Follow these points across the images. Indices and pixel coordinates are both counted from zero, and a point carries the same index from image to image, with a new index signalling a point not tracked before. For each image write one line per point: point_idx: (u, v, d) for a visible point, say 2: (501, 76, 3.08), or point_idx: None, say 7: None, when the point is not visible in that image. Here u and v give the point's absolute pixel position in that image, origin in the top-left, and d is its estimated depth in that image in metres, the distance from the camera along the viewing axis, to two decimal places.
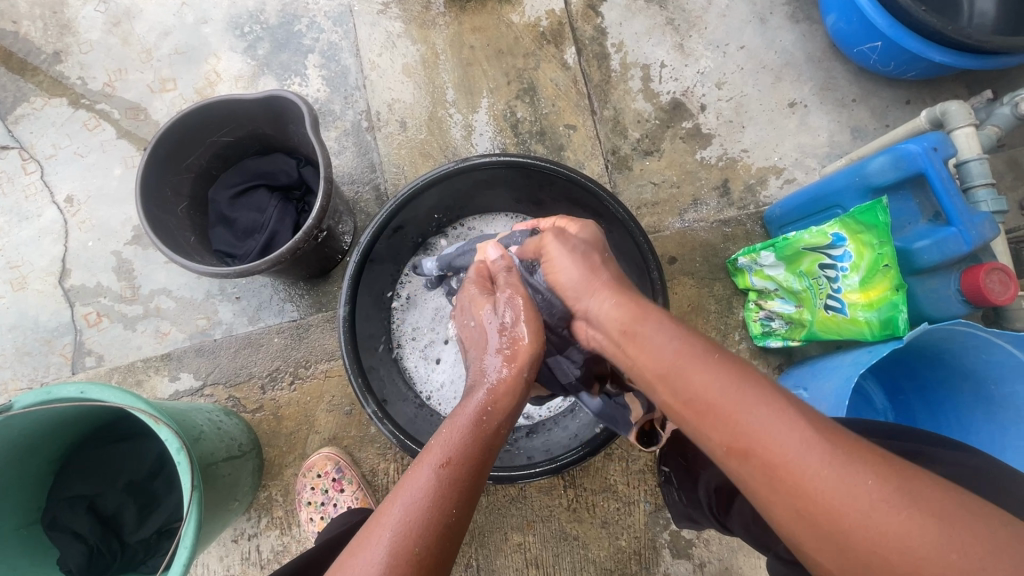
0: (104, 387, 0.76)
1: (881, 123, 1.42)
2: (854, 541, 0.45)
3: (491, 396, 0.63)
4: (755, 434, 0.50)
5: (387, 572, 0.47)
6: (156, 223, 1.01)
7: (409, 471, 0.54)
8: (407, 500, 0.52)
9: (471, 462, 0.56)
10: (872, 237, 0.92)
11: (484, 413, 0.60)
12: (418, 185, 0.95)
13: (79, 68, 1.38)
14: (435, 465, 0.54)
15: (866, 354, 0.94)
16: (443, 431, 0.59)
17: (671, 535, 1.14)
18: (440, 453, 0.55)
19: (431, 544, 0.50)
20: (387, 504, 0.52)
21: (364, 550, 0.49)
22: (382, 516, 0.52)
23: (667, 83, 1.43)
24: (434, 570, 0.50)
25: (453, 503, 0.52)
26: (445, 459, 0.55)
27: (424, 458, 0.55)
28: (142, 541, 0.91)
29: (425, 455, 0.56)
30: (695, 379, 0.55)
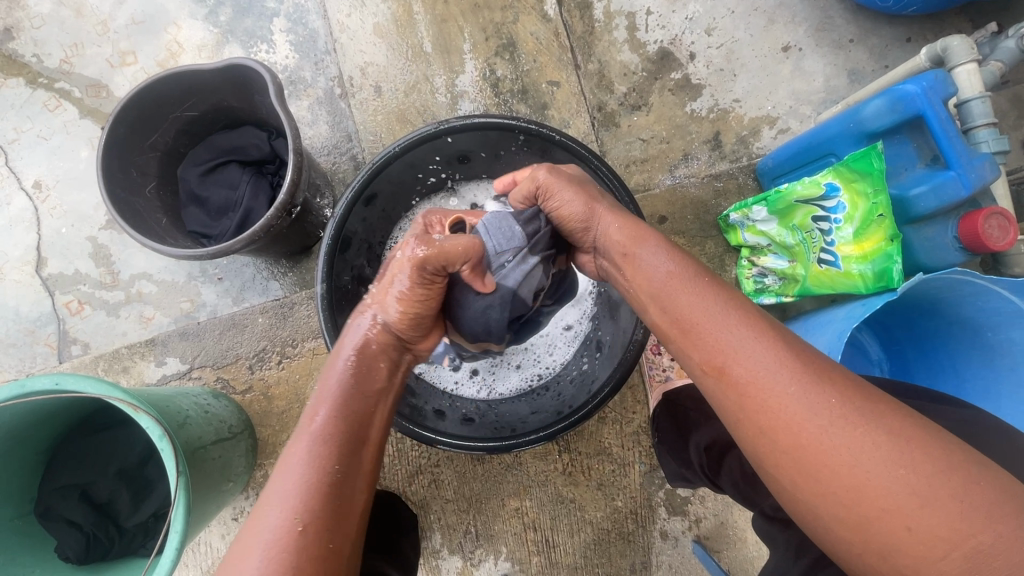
0: (79, 378, 0.75)
1: (880, 65, 1.35)
2: (817, 466, 0.49)
3: (368, 359, 0.66)
4: (728, 351, 0.55)
5: (274, 546, 0.50)
6: (121, 205, 0.97)
7: (290, 441, 0.58)
8: (289, 476, 0.54)
9: (344, 423, 0.60)
10: (866, 186, 0.89)
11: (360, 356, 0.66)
12: (391, 152, 0.91)
13: (32, 45, 1.31)
14: (310, 430, 0.58)
15: (860, 308, 0.91)
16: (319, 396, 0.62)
17: (667, 494, 1.15)
18: (319, 417, 0.59)
19: (315, 510, 0.53)
20: (271, 481, 0.55)
21: (253, 526, 0.52)
22: (264, 497, 0.54)
23: (653, 31, 1.35)
24: (326, 524, 0.53)
25: (333, 472, 0.56)
26: (323, 433, 0.58)
27: (302, 427, 0.58)
28: (139, 525, 0.92)
29: (302, 424, 0.59)
30: (683, 298, 0.61)
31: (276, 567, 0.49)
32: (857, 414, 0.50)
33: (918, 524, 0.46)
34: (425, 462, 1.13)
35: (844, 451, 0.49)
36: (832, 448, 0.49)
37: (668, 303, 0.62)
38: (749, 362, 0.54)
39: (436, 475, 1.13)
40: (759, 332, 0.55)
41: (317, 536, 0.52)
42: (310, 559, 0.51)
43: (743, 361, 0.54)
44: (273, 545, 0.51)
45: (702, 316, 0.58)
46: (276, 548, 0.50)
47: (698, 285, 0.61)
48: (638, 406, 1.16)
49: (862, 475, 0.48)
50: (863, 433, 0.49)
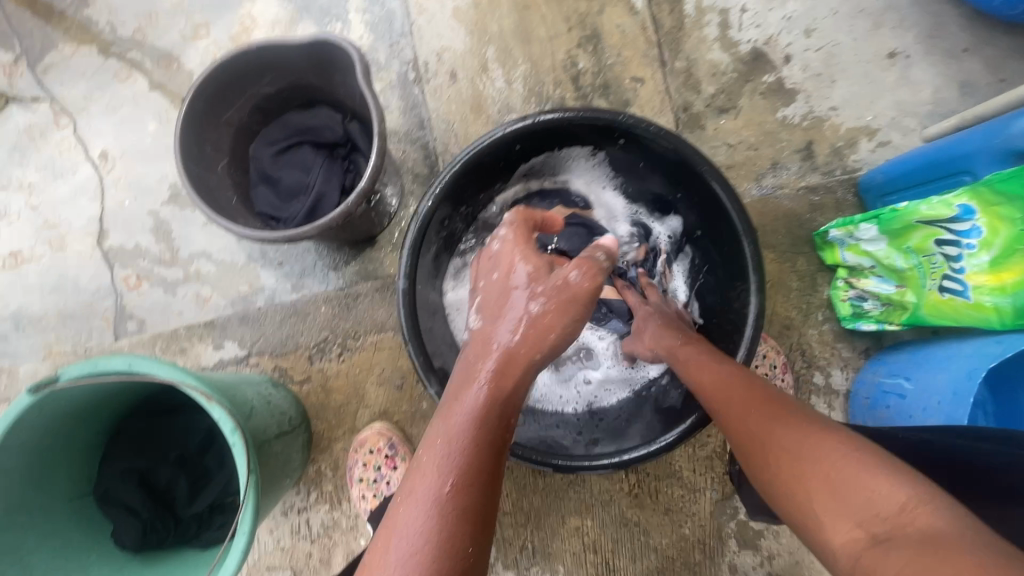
0: (153, 362, 0.71)
1: (996, 77, 1.24)
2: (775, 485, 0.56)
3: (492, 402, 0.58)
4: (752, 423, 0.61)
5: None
6: (196, 182, 0.93)
7: (405, 501, 0.52)
8: (414, 542, 0.48)
9: (473, 486, 0.52)
10: (1012, 211, 0.80)
11: (482, 409, 0.57)
12: (485, 143, 0.85)
13: (107, 13, 1.28)
14: (435, 493, 0.51)
15: (993, 345, 0.83)
16: (435, 452, 0.54)
17: (738, 525, 1.07)
18: (440, 476, 0.52)
19: None
20: (387, 548, 0.49)
21: None
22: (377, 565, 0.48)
23: (747, 30, 1.27)
24: None
25: (466, 548, 0.49)
26: (452, 498, 0.51)
27: (420, 484, 0.52)
28: (196, 516, 0.88)
29: (420, 477, 0.53)
30: (708, 376, 0.69)
31: None
32: (825, 443, 0.54)
33: (882, 535, 0.45)
34: None
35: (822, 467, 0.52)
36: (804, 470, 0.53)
37: (690, 376, 0.72)
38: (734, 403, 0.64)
39: None
40: (756, 393, 0.64)
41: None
42: None
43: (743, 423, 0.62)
44: None
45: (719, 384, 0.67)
46: None
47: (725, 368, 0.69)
48: (713, 429, 1.08)
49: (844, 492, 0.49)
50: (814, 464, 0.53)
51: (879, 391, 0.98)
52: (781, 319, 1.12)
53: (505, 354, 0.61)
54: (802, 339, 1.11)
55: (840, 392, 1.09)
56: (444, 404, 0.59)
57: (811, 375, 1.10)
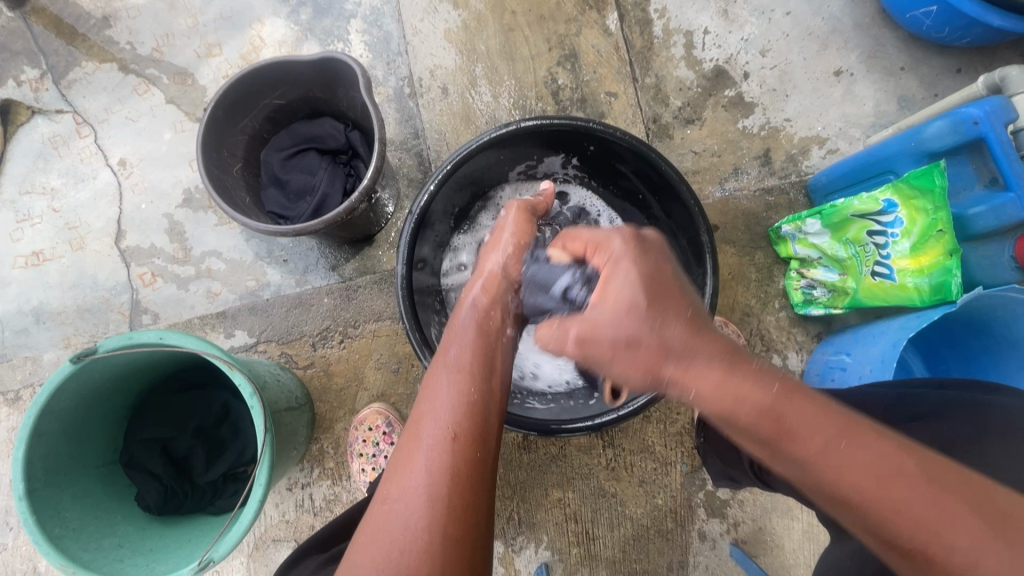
0: (182, 335, 0.81)
1: (930, 92, 1.39)
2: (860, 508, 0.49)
3: (484, 301, 0.71)
4: (770, 425, 0.51)
5: (429, 458, 0.56)
6: (215, 182, 1.04)
7: (428, 374, 0.64)
8: (438, 396, 0.60)
9: (476, 356, 0.64)
10: (926, 203, 0.93)
11: (476, 307, 0.70)
12: (473, 146, 0.96)
13: (127, 33, 1.40)
14: (444, 362, 0.63)
15: (914, 319, 0.94)
16: (448, 341, 0.67)
17: (707, 495, 1.17)
18: (451, 352, 0.65)
19: (465, 425, 0.58)
20: (418, 406, 0.61)
21: (411, 439, 0.58)
22: (413, 417, 0.60)
23: (710, 50, 1.41)
24: (472, 442, 0.58)
25: (473, 394, 0.61)
26: (461, 363, 0.63)
27: (436, 360, 0.64)
28: (210, 483, 0.96)
29: (437, 358, 0.65)
30: (714, 370, 0.53)
31: (439, 474, 0.55)
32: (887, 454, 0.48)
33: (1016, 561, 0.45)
34: None
35: (880, 493, 0.48)
36: (865, 492, 0.48)
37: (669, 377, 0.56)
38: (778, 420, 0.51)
39: None
40: (785, 389, 0.51)
41: (464, 447, 0.57)
42: (462, 470, 0.56)
43: (770, 414, 0.51)
44: (434, 456, 0.56)
45: (732, 371, 0.53)
46: (437, 455, 0.56)
47: (706, 340, 0.55)
48: (682, 407, 1.19)
49: (905, 524, 0.47)
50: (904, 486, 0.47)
51: (826, 367, 1.11)
52: (741, 306, 1.24)
53: (488, 273, 0.74)
54: (761, 325, 1.23)
55: (796, 372, 1.21)
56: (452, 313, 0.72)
57: (769, 358, 1.22)
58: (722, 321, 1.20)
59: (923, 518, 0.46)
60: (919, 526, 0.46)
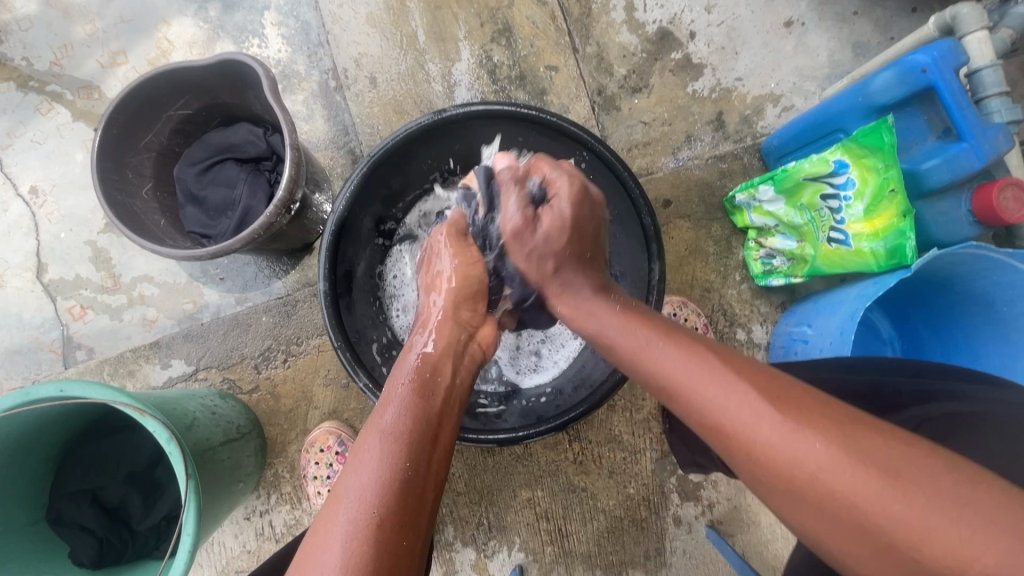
0: (83, 384, 0.74)
1: (885, 37, 1.32)
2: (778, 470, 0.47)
3: (433, 355, 0.68)
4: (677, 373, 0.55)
5: (352, 530, 0.51)
6: (118, 208, 0.96)
7: (358, 440, 0.58)
8: (363, 469, 0.55)
9: (414, 416, 0.60)
10: (876, 162, 0.87)
11: (417, 373, 0.65)
12: (390, 144, 0.89)
13: (21, 48, 1.28)
14: (378, 427, 0.59)
15: (872, 287, 0.89)
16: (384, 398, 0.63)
17: (679, 480, 1.14)
18: (384, 414, 0.60)
19: (393, 505, 0.53)
20: (342, 476, 0.56)
21: (331, 518, 0.53)
22: (333, 509, 0.53)
23: (652, 11, 1.32)
24: (401, 523, 0.53)
25: (405, 461, 0.56)
26: (393, 427, 0.59)
27: (371, 425, 0.59)
28: (152, 528, 0.92)
29: (371, 419, 0.60)
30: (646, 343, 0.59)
31: (358, 558, 0.50)
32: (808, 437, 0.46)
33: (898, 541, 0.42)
34: None
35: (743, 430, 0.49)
36: (787, 473, 0.46)
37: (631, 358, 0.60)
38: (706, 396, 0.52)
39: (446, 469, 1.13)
40: (700, 363, 0.54)
41: (392, 529, 0.52)
42: (386, 552, 0.51)
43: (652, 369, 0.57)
44: (352, 536, 0.51)
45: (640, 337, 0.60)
46: (356, 536, 0.51)
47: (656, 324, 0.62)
48: (647, 393, 1.15)
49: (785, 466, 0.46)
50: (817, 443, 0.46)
51: (789, 340, 1.07)
52: (701, 282, 1.19)
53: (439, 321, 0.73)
54: (723, 300, 1.18)
55: (761, 345, 1.17)
56: (396, 365, 0.69)
57: (734, 333, 1.17)
58: (680, 301, 1.15)
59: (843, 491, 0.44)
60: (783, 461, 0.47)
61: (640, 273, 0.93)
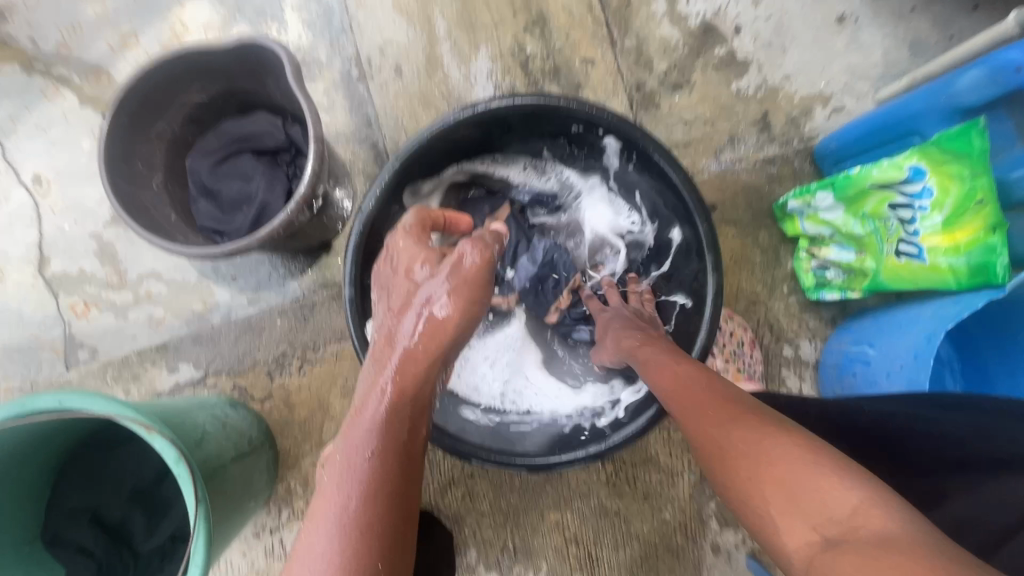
0: (83, 396, 0.67)
1: (945, 35, 1.23)
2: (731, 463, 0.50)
3: (388, 412, 0.59)
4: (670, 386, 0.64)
5: None
6: (127, 201, 0.89)
7: (321, 493, 0.54)
8: None
9: (372, 504, 0.53)
10: (961, 168, 0.79)
11: (371, 437, 0.57)
12: (425, 137, 0.81)
13: (27, 28, 1.21)
14: (328, 525, 0.51)
15: (952, 305, 0.82)
16: (333, 477, 0.55)
17: (719, 506, 1.07)
18: (334, 504, 0.53)
19: None
20: None
21: None
22: (291, 575, 0.50)
23: (696, 3, 1.24)
24: None
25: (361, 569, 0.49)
26: (346, 524, 0.51)
27: (318, 518, 0.52)
28: (156, 549, 0.83)
29: (319, 511, 0.53)
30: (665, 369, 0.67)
31: None
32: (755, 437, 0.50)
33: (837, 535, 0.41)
34: (459, 473, 1.06)
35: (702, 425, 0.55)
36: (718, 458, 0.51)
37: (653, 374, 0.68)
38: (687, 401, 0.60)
39: (470, 487, 1.06)
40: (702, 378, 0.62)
41: None
42: None
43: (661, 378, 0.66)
44: None
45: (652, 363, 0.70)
46: None
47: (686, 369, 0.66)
48: None
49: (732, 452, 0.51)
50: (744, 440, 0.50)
51: (844, 360, 0.98)
52: (746, 294, 1.11)
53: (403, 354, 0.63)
54: (769, 314, 1.11)
55: (809, 363, 1.09)
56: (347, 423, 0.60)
57: (781, 349, 1.09)
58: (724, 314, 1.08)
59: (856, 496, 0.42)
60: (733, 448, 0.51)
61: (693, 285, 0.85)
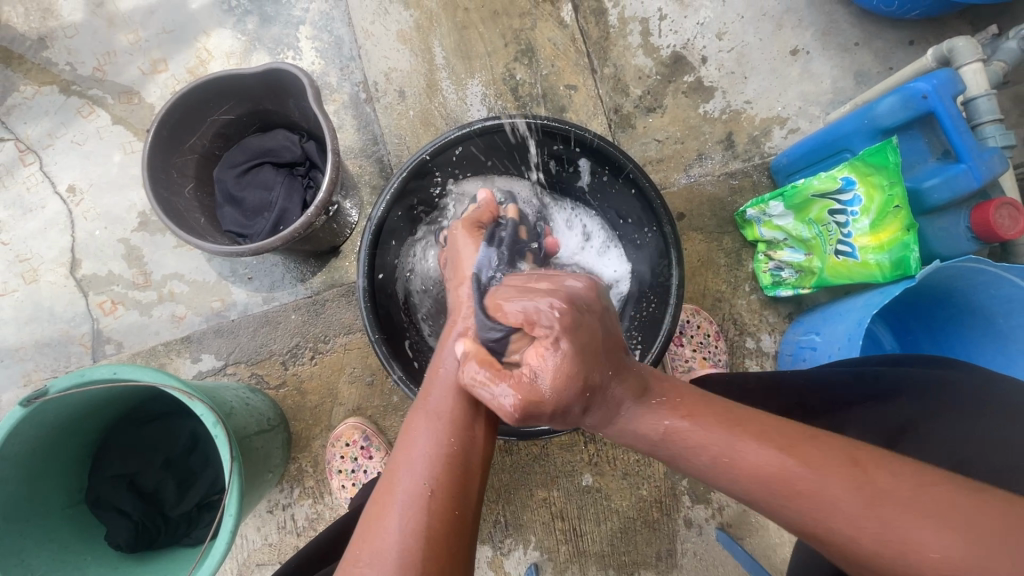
0: (136, 368, 0.77)
1: (885, 66, 1.40)
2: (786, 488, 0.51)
3: None
4: (673, 396, 0.60)
5: (407, 503, 0.55)
6: (164, 205, 1.00)
7: (408, 423, 0.64)
8: (415, 447, 0.60)
9: (456, 398, 0.65)
10: (882, 179, 0.94)
11: (459, 356, 0.70)
12: (428, 152, 0.94)
13: (66, 54, 1.35)
14: (425, 410, 0.64)
15: (878, 296, 0.95)
16: (429, 382, 0.68)
17: (690, 482, 1.18)
18: (430, 398, 0.65)
19: (443, 478, 0.57)
20: (395, 455, 0.61)
21: (387, 493, 0.57)
22: (390, 469, 0.59)
23: (666, 36, 1.40)
24: (450, 495, 0.57)
25: (451, 442, 0.60)
26: (439, 409, 0.63)
27: (417, 408, 0.65)
28: (184, 514, 0.94)
29: (417, 405, 0.65)
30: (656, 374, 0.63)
31: (416, 527, 0.53)
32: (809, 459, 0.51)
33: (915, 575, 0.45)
34: None
35: (731, 439, 0.54)
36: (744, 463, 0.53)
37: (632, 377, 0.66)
38: (710, 419, 0.57)
39: None
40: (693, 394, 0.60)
41: (443, 500, 0.56)
42: (440, 519, 0.55)
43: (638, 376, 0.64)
44: (408, 507, 0.55)
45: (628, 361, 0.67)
46: (410, 509, 0.55)
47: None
48: None
49: (787, 486, 0.51)
50: (814, 471, 0.50)
51: (797, 348, 1.12)
52: (712, 292, 1.25)
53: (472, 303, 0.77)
54: (733, 310, 1.24)
55: (769, 353, 1.22)
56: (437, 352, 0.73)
57: (744, 341, 1.23)
58: (693, 309, 1.21)
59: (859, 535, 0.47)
60: (799, 486, 0.50)
61: (660, 279, 0.98)
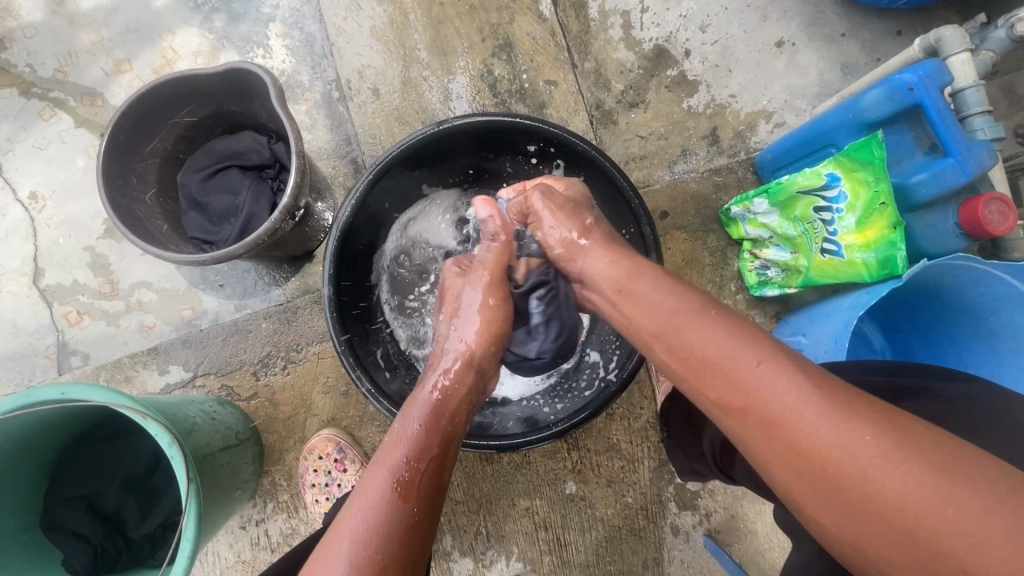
0: (86, 387, 0.74)
1: (872, 57, 1.37)
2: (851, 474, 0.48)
3: (449, 399, 0.71)
4: (740, 377, 0.55)
5: (351, 569, 0.54)
6: (122, 212, 0.96)
7: (370, 472, 0.62)
8: (368, 509, 0.58)
9: (423, 462, 0.63)
10: (867, 175, 0.90)
11: (431, 411, 0.68)
12: (395, 152, 0.90)
13: (26, 55, 1.29)
14: (388, 465, 0.62)
15: (865, 295, 0.92)
16: (399, 432, 0.66)
17: (677, 489, 1.15)
18: (396, 452, 0.63)
19: (395, 546, 0.56)
20: (347, 512, 0.59)
21: (332, 556, 0.55)
22: (340, 527, 0.58)
23: (649, 29, 1.36)
24: (397, 564, 0.56)
25: (410, 508, 0.59)
26: (403, 470, 0.61)
27: (379, 460, 0.63)
28: (147, 536, 0.90)
29: (381, 457, 0.63)
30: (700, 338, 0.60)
31: None
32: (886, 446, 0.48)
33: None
34: None
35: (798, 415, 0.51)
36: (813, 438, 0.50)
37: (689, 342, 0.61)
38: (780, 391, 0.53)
39: None
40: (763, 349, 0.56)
41: (391, 570, 0.55)
42: None
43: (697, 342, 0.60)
44: (353, 574, 0.54)
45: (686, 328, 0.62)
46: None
47: (642, 302, 0.67)
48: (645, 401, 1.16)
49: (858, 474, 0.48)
50: (892, 453, 0.47)
51: None
52: None
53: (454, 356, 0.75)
54: None
55: None
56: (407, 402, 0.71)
57: None
58: None
59: (867, 468, 0.48)
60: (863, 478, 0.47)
61: None
